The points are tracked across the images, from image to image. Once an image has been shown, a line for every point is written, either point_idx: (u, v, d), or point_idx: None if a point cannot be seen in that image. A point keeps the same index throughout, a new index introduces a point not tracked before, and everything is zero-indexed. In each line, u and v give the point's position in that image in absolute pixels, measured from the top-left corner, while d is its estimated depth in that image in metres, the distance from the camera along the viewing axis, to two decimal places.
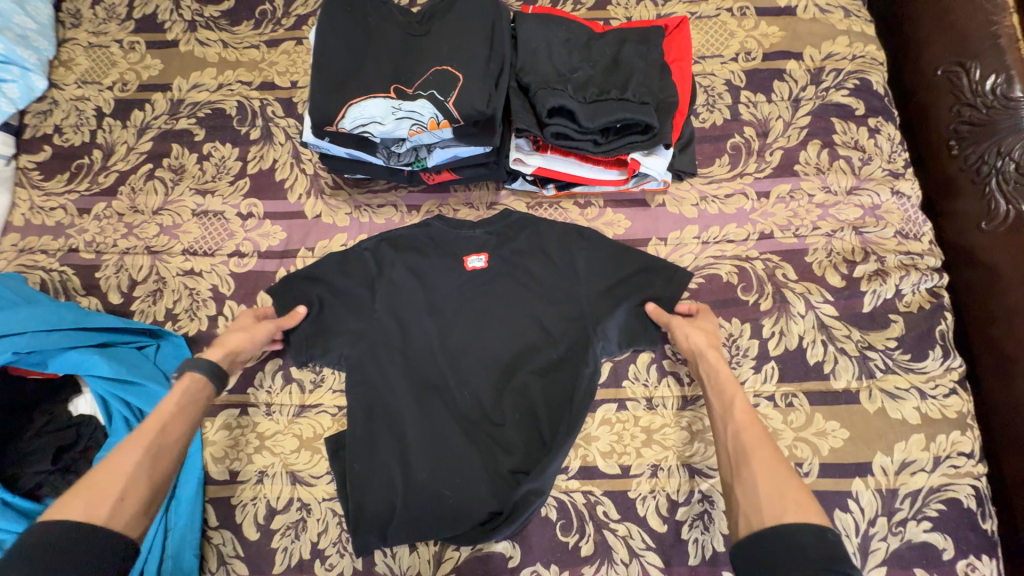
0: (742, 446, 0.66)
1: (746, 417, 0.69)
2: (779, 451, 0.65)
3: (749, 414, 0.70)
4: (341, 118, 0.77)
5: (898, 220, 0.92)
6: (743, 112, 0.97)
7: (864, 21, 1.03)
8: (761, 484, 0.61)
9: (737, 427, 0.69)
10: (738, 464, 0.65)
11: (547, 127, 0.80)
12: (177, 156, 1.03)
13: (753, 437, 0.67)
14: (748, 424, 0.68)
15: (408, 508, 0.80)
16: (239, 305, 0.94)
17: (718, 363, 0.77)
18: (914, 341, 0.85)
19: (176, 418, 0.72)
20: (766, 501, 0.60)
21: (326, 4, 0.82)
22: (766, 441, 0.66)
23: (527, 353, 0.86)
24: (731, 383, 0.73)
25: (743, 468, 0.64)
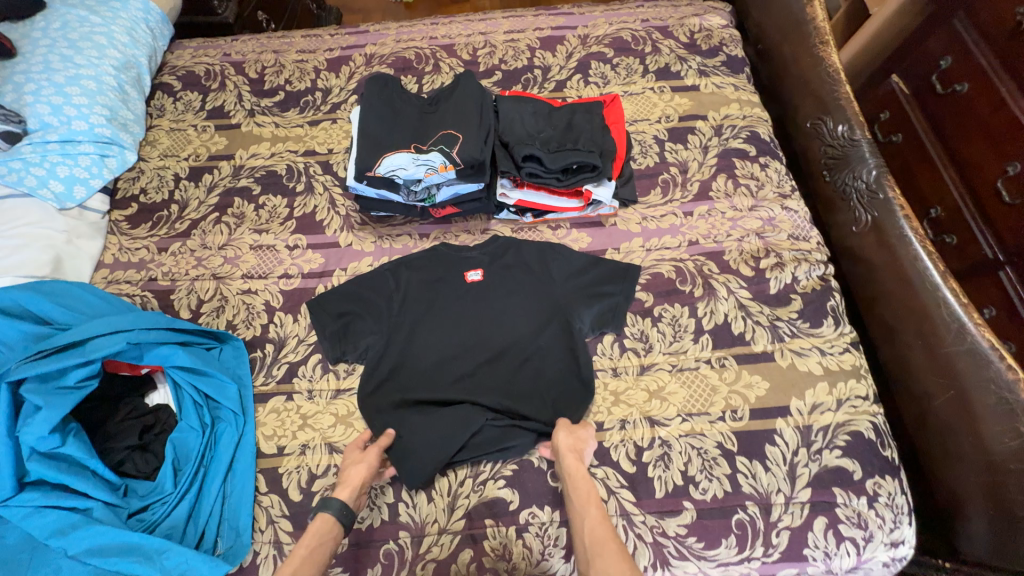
0: (595, 542, 0.84)
1: (593, 510, 0.88)
2: (620, 546, 0.83)
3: (599, 513, 0.87)
4: (377, 165, 1.08)
5: (790, 227, 1.22)
6: (668, 157, 1.32)
7: (749, 93, 1.42)
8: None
9: (591, 526, 0.86)
10: (593, 559, 0.82)
11: (523, 168, 1.11)
12: (239, 206, 1.33)
13: (603, 535, 0.84)
14: (600, 524, 0.86)
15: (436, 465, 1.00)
16: (287, 314, 1.18)
17: (575, 464, 0.93)
18: (811, 312, 1.11)
19: (306, 560, 0.85)
20: None
21: (365, 95, 1.17)
22: (611, 536, 0.84)
23: (519, 342, 1.11)
24: (586, 483, 0.90)
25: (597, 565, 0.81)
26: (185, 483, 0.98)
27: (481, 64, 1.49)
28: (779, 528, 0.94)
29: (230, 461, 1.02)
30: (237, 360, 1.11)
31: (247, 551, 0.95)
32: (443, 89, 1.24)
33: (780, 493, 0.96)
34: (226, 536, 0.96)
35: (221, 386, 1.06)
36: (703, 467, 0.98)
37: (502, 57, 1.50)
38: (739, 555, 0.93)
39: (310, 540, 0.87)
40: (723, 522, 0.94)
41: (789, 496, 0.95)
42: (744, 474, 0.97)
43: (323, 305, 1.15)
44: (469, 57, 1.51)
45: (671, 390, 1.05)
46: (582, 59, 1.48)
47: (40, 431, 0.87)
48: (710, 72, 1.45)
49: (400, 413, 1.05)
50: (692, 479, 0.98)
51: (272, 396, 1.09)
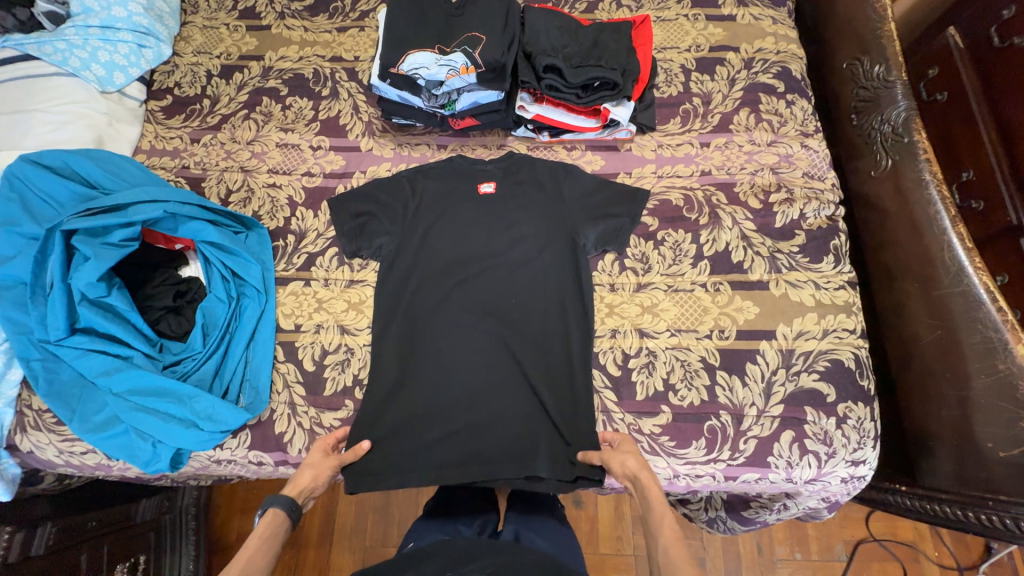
0: (670, 565, 0.70)
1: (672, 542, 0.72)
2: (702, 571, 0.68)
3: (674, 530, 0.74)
4: (401, 63, 1.10)
5: (806, 165, 1.22)
6: (693, 87, 1.30)
7: (787, 27, 1.36)
8: None
9: (666, 546, 0.72)
10: None
11: (543, 80, 1.13)
12: (267, 105, 1.37)
13: (679, 556, 0.70)
14: (675, 543, 0.72)
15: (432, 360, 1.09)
16: (308, 210, 1.25)
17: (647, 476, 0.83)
18: (813, 249, 1.13)
19: (258, 549, 0.75)
20: None
21: None
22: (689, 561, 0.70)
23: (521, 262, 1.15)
24: (657, 496, 0.79)
25: None
26: (213, 344, 1.09)
27: None
28: (747, 437, 1.01)
29: (252, 332, 1.13)
30: (260, 245, 1.19)
31: (265, 407, 1.07)
32: None
33: (753, 406, 1.02)
34: (248, 393, 1.08)
35: (246, 265, 1.16)
36: (684, 377, 1.05)
37: None
38: (706, 456, 1.01)
39: (264, 534, 0.77)
40: (695, 425, 1.02)
41: (762, 409, 1.02)
42: (722, 387, 1.04)
43: (342, 203, 1.21)
44: None
45: (663, 307, 1.10)
46: None
47: (88, 277, 0.99)
48: (749, 2, 1.39)
49: (405, 317, 1.13)
50: (672, 386, 1.05)
51: (291, 280, 1.18)
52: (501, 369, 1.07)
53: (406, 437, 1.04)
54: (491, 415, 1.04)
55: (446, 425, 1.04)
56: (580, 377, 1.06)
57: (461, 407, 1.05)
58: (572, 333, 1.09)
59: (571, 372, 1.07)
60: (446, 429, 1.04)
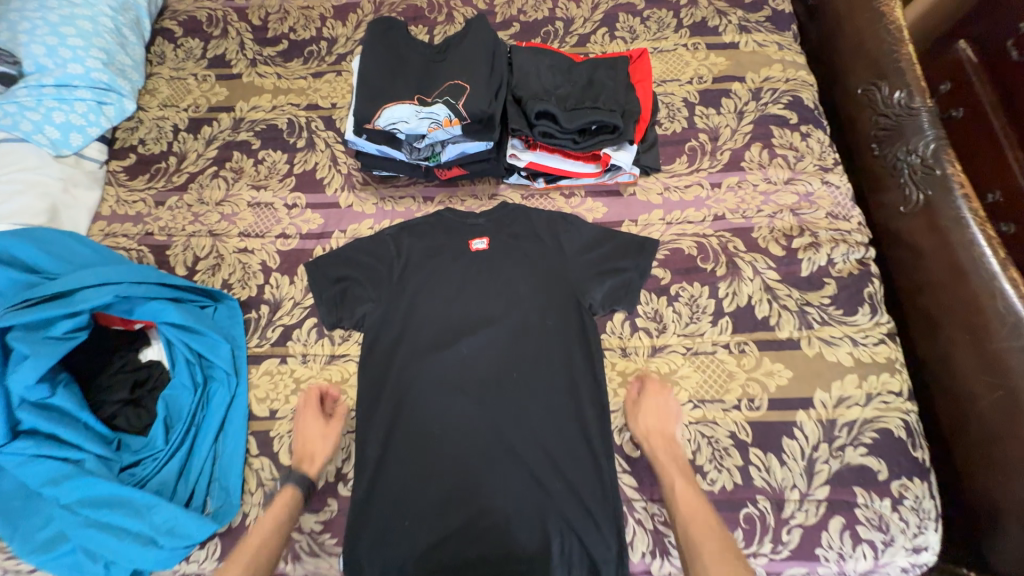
0: (689, 534, 0.81)
1: (687, 502, 0.84)
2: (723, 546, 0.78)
3: (701, 524, 0.81)
4: (377, 117, 0.99)
5: (829, 204, 1.11)
6: (698, 122, 1.20)
7: (794, 53, 1.27)
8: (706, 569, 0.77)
9: (680, 498, 0.85)
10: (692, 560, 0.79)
11: (535, 127, 1.03)
12: (237, 160, 1.27)
13: (691, 499, 0.84)
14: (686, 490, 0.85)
15: (422, 445, 0.95)
16: (283, 276, 1.13)
17: (664, 455, 0.89)
18: (846, 299, 1.01)
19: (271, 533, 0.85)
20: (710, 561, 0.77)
21: (368, 41, 1.07)
22: (710, 529, 0.81)
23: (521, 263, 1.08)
24: (675, 471, 0.87)
25: (695, 564, 0.78)
26: (176, 440, 0.96)
27: (499, 13, 1.37)
28: (791, 526, 0.87)
29: (221, 421, 1.00)
30: (231, 320, 1.07)
31: (237, 511, 0.94)
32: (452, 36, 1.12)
33: (794, 489, 0.89)
34: (217, 495, 0.95)
35: (213, 345, 1.03)
36: (712, 457, 0.92)
37: (521, 7, 1.37)
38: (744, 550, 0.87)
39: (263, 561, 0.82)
40: (729, 514, 0.89)
41: (804, 492, 0.89)
42: (757, 468, 0.90)
43: (321, 267, 1.10)
44: (485, 7, 1.39)
45: (684, 374, 0.98)
46: (608, 10, 1.35)
47: (27, 378, 0.87)
48: (752, 28, 1.30)
49: (392, 399, 0.99)
50: (699, 468, 0.92)
51: (265, 358, 1.06)
52: (502, 456, 0.93)
53: (393, 542, 0.89)
54: (492, 511, 0.90)
55: (440, 528, 0.89)
56: (593, 460, 0.93)
57: (455, 502, 0.91)
58: (581, 409, 0.96)
59: (583, 458, 0.93)
60: (439, 532, 0.89)
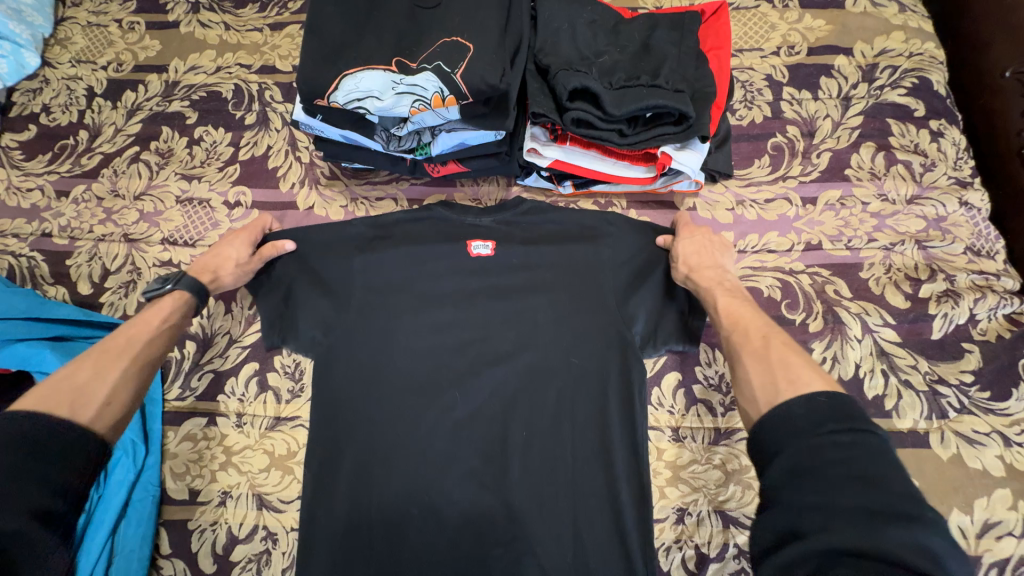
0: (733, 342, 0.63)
1: (732, 315, 0.66)
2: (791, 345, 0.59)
3: (756, 323, 0.63)
4: (333, 90, 0.66)
5: (967, 234, 0.80)
6: (785, 110, 0.88)
7: (920, 17, 0.93)
8: (755, 377, 0.57)
9: (729, 322, 0.65)
10: (736, 359, 0.61)
11: (567, 112, 0.71)
12: (166, 139, 0.96)
13: (750, 327, 0.63)
14: (743, 318, 0.65)
15: (391, 534, 0.69)
16: (216, 302, 0.85)
17: (709, 271, 0.73)
18: (994, 376, 0.72)
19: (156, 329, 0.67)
20: (762, 390, 0.55)
21: None
22: (761, 326, 0.63)
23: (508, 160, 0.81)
24: (731, 300, 0.67)
25: (736, 364, 0.61)
26: None
27: None
28: None
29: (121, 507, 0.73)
30: None
31: None
32: None
33: None
34: None
35: None
36: None
37: None
38: None
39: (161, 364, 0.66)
40: None
41: None
42: None
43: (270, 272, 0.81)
44: None
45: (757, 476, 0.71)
46: None
47: None
48: None
49: (356, 468, 0.71)
50: None
51: (187, 417, 0.79)
52: (504, 551, 0.68)
53: None
54: None
55: None
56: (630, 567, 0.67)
57: None
58: (615, 490, 0.69)
59: (614, 557, 0.67)
60: None
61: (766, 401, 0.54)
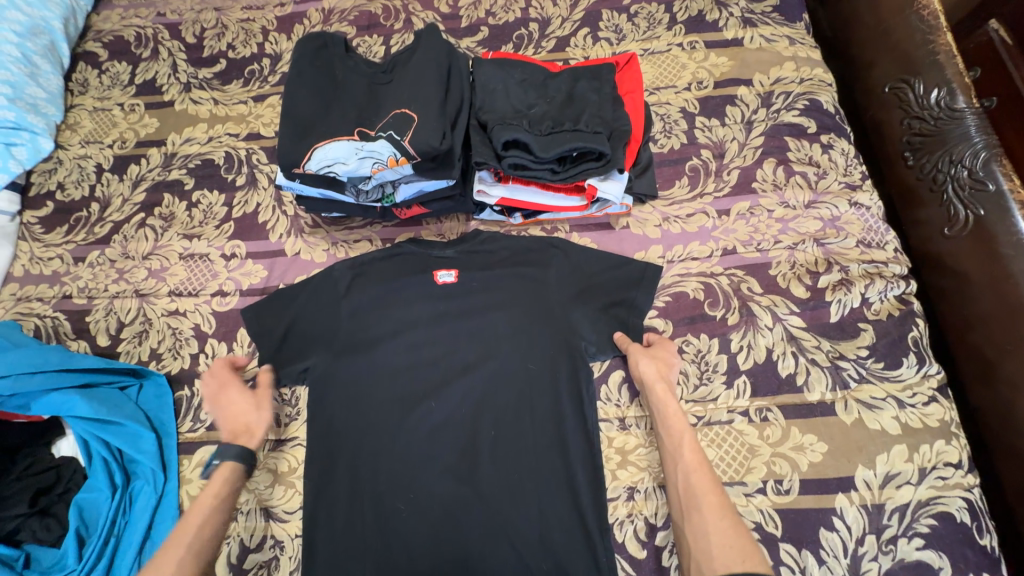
0: (692, 492, 0.71)
1: (694, 461, 0.74)
2: (725, 497, 0.70)
3: (705, 473, 0.72)
4: (306, 160, 0.80)
5: (859, 230, 0.93)
6: (699, 136, 1.02)
7: (808, 48, 1.09)
8: (709, 536, 0.67)
9: (687, 472, 0.73)
10: (691, 513, 0.70)
11: (504, 159, 0.85)
12: (168, 205, 1.10)
13: (702, 482, 0.71)
14: (697, 467, 0.73)
15: (382, 527, 0.80)
16: (220, 343, 0.97)
17: (665, 399, 0.80)
18: (886, 349, 0.84)
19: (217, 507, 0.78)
20: (717, 552, 0.65)
21: (293, 60, 0.86)
22: (710, 482, 0.71)
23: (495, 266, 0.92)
24: (686, 440, 0.76)
25: (693, 515, 0.70)
26: (89, 558, 0.80)
27: (464, 17, 1.20)
28: None
29: (147, 528, 0.84)
30: (159, 400, 0.93)
31: None
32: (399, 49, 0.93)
33: None
34: None
35: (136, 436, 0.88)
36: None
37: (489, 9, 1.20)
38: None
39: (223, 493, 0.79)
40: None
41: None
42: (789, 569, 0.74)
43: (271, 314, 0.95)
44: (449, 10, 1.22)
45: None
46: (590, 8, 1.17)
47: None
48: (757, 20, 1.11)
49: (350, 472, 0.84)
50: None
51: (201, 446, 0.90)
52: (480, 534, 0.79)
53: None
54: None
55: None
56: (588, 537, 0.78)
57: None
58: (572, 472, 0.81)
59: (575, 529, 0.78)
60: None
61: (724, 565, 0.63)
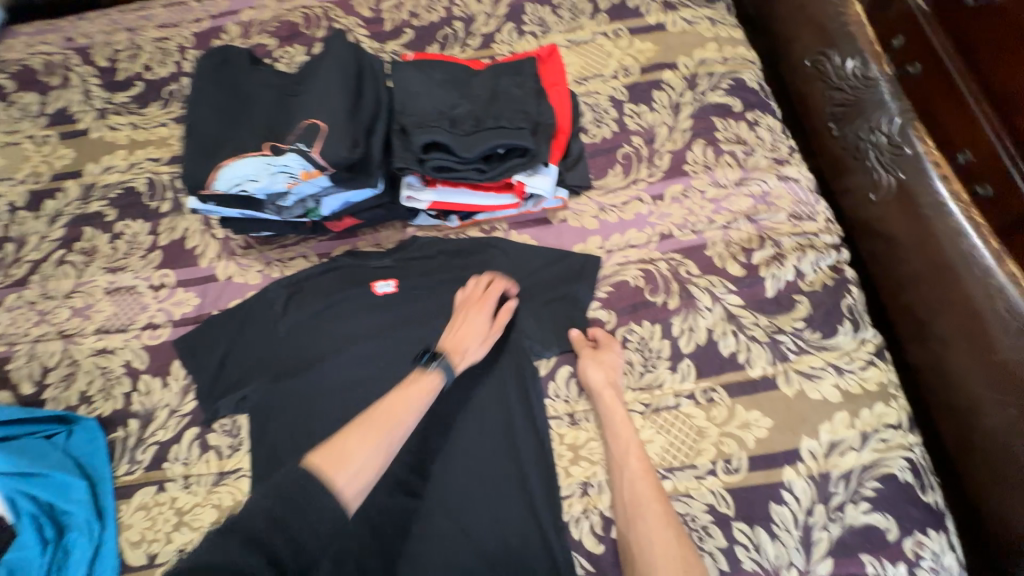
0: (637, 502, 0.73)
1: (640, 469, 0.75)
2: (668, 505, 0.73)
3: (650, 482, 0.74)
4: (213, 180, 0.78)
5: (789, 203, 0.94)
6: (629, 123, 1.02)
7: (729, 27, 1.10)
8: (651, 545, 0.69)
9: (632, 481, 0.74)
10: (634, 521, 0.71)
11: (427, 162, 0.84)
12: (89, 238, 1.05)
13: (647, 491, 0.73)
14: (643, 477, 0.74)
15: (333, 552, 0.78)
16: (153, 378, 0.92)
17: (613, 406, 0.80)
18: (822, 318, 0.85)
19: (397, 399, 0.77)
20: (658, 562, 0.67)
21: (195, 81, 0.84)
22: (655, 492, 0.73)
23: (476, 281, 0.89)
24: (633, 450, 0.77)
25: (636, 525, 0.71)
26: None
27: (387, 21, 1.18)
28: None
29: None
30: (90, 444, 0.87)
31: None
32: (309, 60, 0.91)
33: (792, 568, 0.73)
34: None
35: (66, 486, 0.83)
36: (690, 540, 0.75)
37: (412, 11, 1.18)
38: None
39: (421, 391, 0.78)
40: None
41: (804, 570, 0.72)
42: (744, 547, 0.74)
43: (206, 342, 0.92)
44: (372, 14, 1.20)
45: (646, 439, 0.81)
46: (513, 3, 1.16)
47: None
48: (678, 4, 1.12)
49: None
50: None
51: (139, 488, 0.85)
52: (436, 548, 0.77)
53: None
54: None
55: None
56: (545, 538, 0.77)
57: None
58: (524, 474, 0.80)
59: (530, 532, 0.77)
60: None
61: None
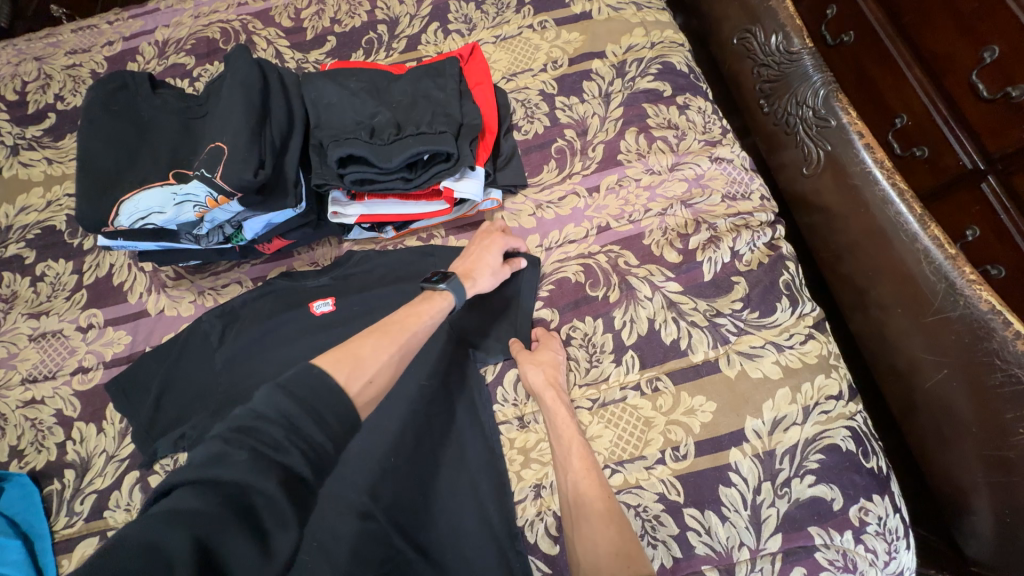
0: (581, 502, 0.71)
1: (583, 468, 0.74)
2: (613, 502, 0.71)
3: (594, 480, 0.73)
4: (114, 216, 0.74)
5: (723, 184, 0.94)
6: (560, 116, 1.01)
7: (655, 11, 1.09)
8: (595, 544, 0.67)
9: (575, 481, 0.73)
10: (579, 522, 0.70)
11: (345, 176, 0.82)
12: (9, 284, 1.00)
13: (591, 490, 0.72)
14: (586, 475, 0.73)
15: None
16: (87, 425, 0.89)
17: (555, 406, 0.79)
18: (760, 297, 0.86)
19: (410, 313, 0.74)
20: (601, 560, 0.65)
21: (87, 114, 0.80)
22: (599, 490, 0.72)
23: (491, 225, 0.92)
24: (577, 448, 0.76)
25: (580, 526, 0.70)
26: None
27: (308, 29, 1.14)
28: None
29: None
30: (24, 502, 0.83)
31: None
32: (213, 79, 0.87)
33: (742, 548, 0.73)
34: None
35: None
36: (643, 532, 0.75)
37: (333, 17, 1.14)
38: None
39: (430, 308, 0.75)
40: None
41: (755, 549, 0.73)
42: (696, 532, 0.74)
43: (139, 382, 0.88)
44: (292, 24, 1.15)
45: (595, 435, 0.80)
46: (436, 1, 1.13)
47: None
48: None
49: None
50: None
51: (80, 541, 0.81)
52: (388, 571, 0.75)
53: None
54: None
55: None
56: (501, 546, 0.76)
57: None
58: (477, 485, 0.79)
59: (486, 543, 0.76)
60: None
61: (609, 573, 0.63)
